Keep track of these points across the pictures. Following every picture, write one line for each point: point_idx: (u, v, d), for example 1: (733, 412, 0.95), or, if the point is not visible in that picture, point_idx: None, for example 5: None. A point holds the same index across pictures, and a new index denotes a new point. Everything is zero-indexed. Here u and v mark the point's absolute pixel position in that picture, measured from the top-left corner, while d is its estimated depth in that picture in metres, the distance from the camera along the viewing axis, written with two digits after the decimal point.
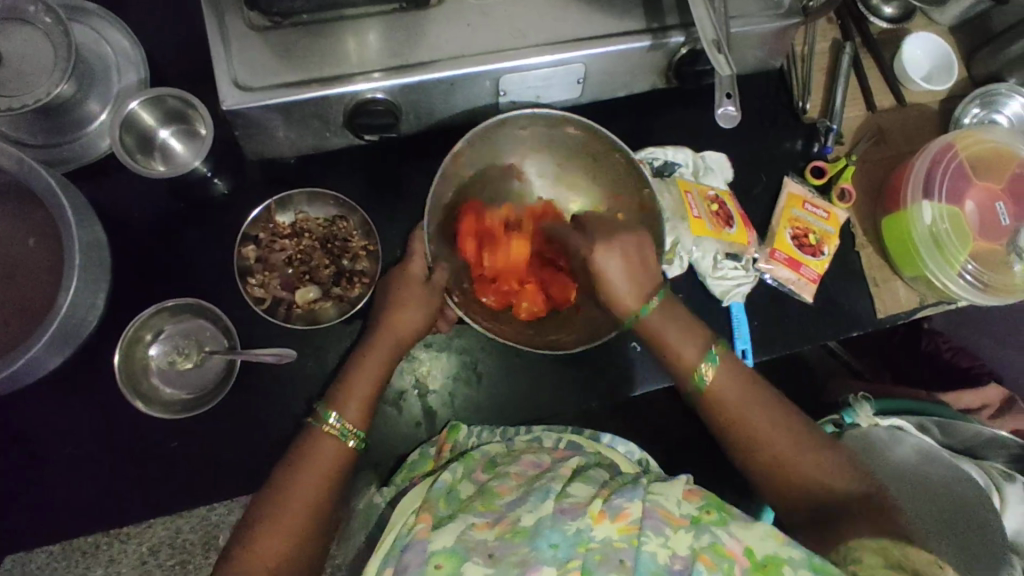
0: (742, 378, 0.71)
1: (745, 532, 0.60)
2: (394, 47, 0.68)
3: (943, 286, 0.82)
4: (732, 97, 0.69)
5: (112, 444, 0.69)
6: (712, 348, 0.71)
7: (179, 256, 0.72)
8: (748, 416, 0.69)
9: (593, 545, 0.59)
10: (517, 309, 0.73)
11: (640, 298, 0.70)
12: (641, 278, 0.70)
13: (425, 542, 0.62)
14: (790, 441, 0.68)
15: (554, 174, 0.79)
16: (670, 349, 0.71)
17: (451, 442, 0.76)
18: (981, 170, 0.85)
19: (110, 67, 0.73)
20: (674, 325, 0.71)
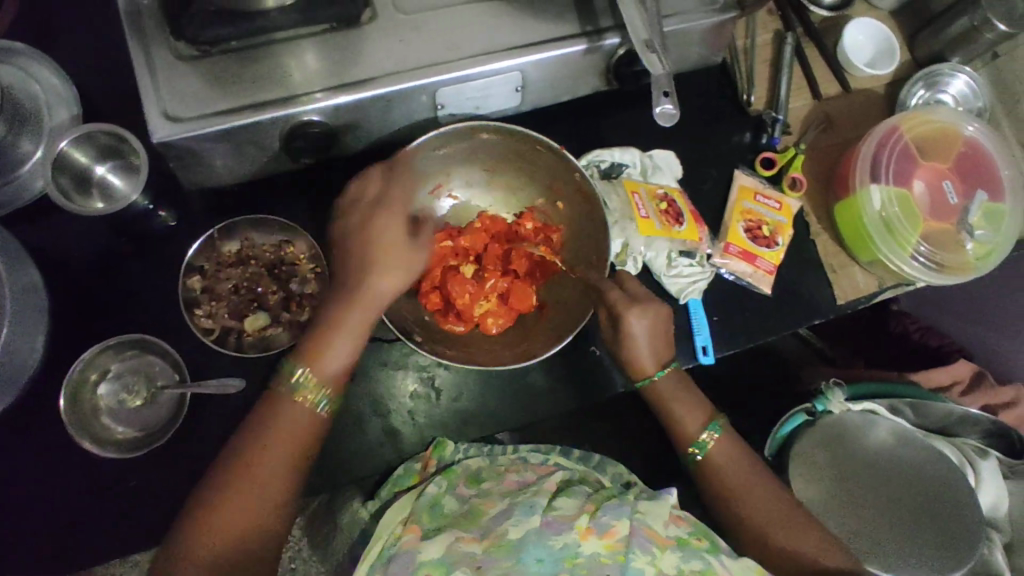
0: (738, 456, 0.72)
1: (731, 563, 0.61)
2: (328, 67, 0.67)
3: (897, 269, 0.83)
4: (670, 95, 0.69)
5: (60, 487, 0.67)
6: (716, 419, 0.74)
7: (119, 292, 0.71)
8: (742, 481, 0.70)
9: (580, 560, 0.58)
10: (485, 329, 0.76)
11: (657, 362, 0.74)
12: (660, 347, 0.74)
13: (413, 552, 0.61)
14: (744, 467, 0.71)
15: (490, 180, 0.82)
16: (670, 416, 0.74)
17: (437, 458, 0.75)
18: (926, 151, 0.86)
19: (40, 105, 0.72)
20: (682, 403, 0.74)
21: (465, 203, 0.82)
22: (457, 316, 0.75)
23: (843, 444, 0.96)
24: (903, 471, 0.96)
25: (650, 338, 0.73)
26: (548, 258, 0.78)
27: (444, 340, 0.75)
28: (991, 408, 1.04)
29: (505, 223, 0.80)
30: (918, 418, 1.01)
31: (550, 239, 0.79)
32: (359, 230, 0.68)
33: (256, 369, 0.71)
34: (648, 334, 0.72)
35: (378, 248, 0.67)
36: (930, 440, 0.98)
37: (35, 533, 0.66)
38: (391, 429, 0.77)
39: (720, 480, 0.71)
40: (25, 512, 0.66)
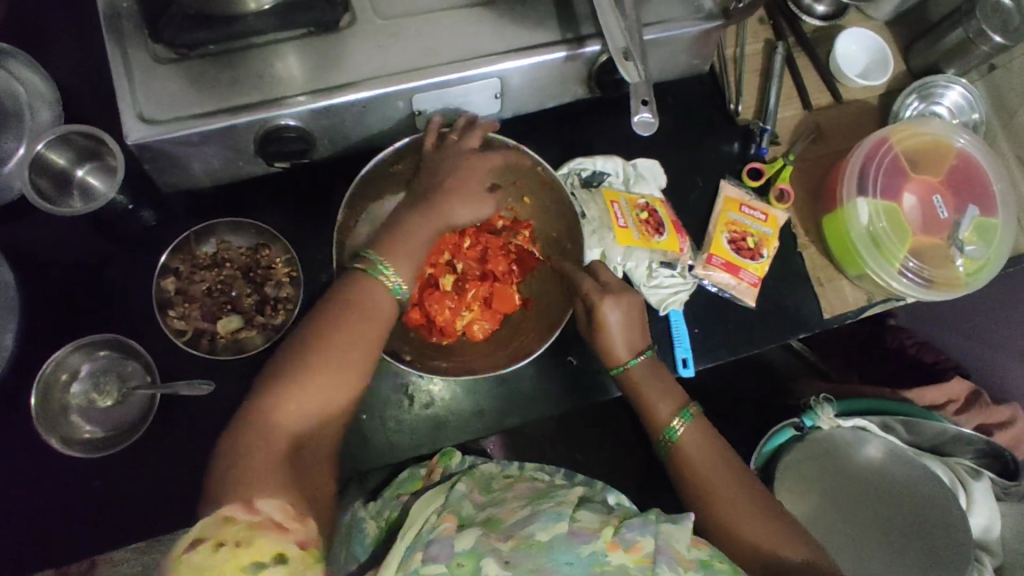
0: (713, 451, 0.71)
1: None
2: (304, 71, 0.67)
3: (884, 284, 0.81)
4: (649, 104, 0.69)
5: (28, 486, 0.67)
6: (687, 406, 0.72)
7: (94, 292, 0.72)
8: (709, 482, 0.68)
9: (608, 568, 0.58)
10: (472, 335, 0.75)
11: (630, 350, 0.73)
12: (637, 332, 0.73)
13: (450, 539, 0.62)
14: (724, 477, 0.69)
15: None
16: (646, 406, 0.73)
17: (442, 466, 0.76)
18: (916, 164, 0.84)
19: (22, 105, 0.73)
20: (652, 383, 0.73)
21: None
22: (441, 329, 0.74)
23: (835, 460, 0.95)
24: (890, 490, 0.94)
25: (627, 331, 0.72)
26: (525, 251, 0.78)
27: (435, 352, 0.74)
28: (986, 428, 1.02)
29: None
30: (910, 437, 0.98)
31: (522, 232, 0.78)
32: (445, 158, 0.71)
33: (229, 372, 0.71)
34: (624, 321, 0.72)
35: (448, 178, 0.71)
36: (922, 458, 0.96)
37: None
38: (363, 435, 0.76)
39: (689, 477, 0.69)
40: None
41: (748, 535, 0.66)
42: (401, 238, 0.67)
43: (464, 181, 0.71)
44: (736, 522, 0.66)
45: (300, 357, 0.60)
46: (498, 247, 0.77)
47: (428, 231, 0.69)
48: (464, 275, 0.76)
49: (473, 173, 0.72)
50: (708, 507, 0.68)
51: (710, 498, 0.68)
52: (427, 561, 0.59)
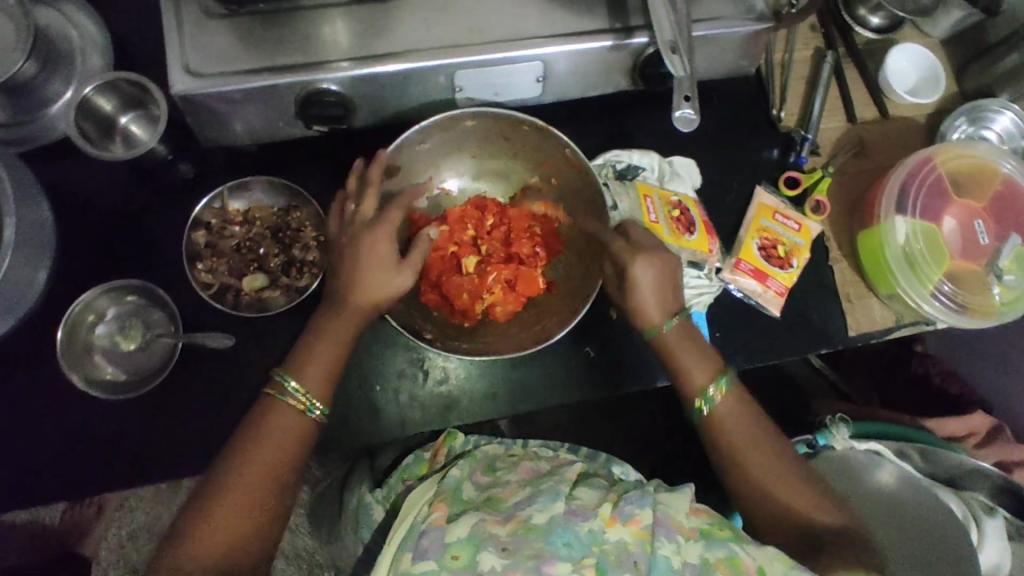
0: (746, 416, 0.69)
1: (756, 550, 0.60)
2: (350, 37, 0.67)
3: (916, 306, 0.79)
4: (691, 100, 0.68)
5: (47, 421, 0.69)
6: (723, 373, 0.70)
7: (128, 238, 0.73)
8: (738, 444, 0.68)
9: (608, 546, 0.59)
10: (494, 317, 0.75)
11: (664, 311, 0.70)
12: (669, 294, 0.70)
13: (442, 530, 0.61)
14: (758, 444, 0.68)
15: (478, 166, 0.80)
16: (681, 372, 0.71)
17: (446, 448, 0.78)
18: (961, 187, 0.82)
19: (74, 51, 0.74)
20: (689, 350, 0.70)
21: (456, 194, 0.81)
22: (463, 309, 0.74)
23: (847, 479, 0.93)
24: (903, 512, 0.90)
25: (652, 287, 0.69)
26: (548, 238, 0.78)
27: (456, 333, 0.74)
28: (1005, 465, 0.99)
29: (498, 205, 0.79)
30: (926, 465, 0.97)
31: (549, 223, 0.79)
32: (353, 239, 0.67)
33: (252, 329, 0.72)
34: (649, 287, 0.69)
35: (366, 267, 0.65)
36: (934, 488, 0.93)
37: (15, 463, 0.68)
38: (376, 407, 0.76)
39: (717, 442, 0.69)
40: (10, 442, 0.68)
41: (780, 496, 0.66)
42: (312, 346, 0.65)
43: (374, 266, 0.65)
44: (766, 480, 0.66)
45: (210, 491, 0.59)
46: (522, 231, 0.77)
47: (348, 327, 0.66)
48: (487, 256, 0.75)
49: (383, 260, 0.65)
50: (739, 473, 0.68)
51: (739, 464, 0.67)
52: (417, 559, 0.59)
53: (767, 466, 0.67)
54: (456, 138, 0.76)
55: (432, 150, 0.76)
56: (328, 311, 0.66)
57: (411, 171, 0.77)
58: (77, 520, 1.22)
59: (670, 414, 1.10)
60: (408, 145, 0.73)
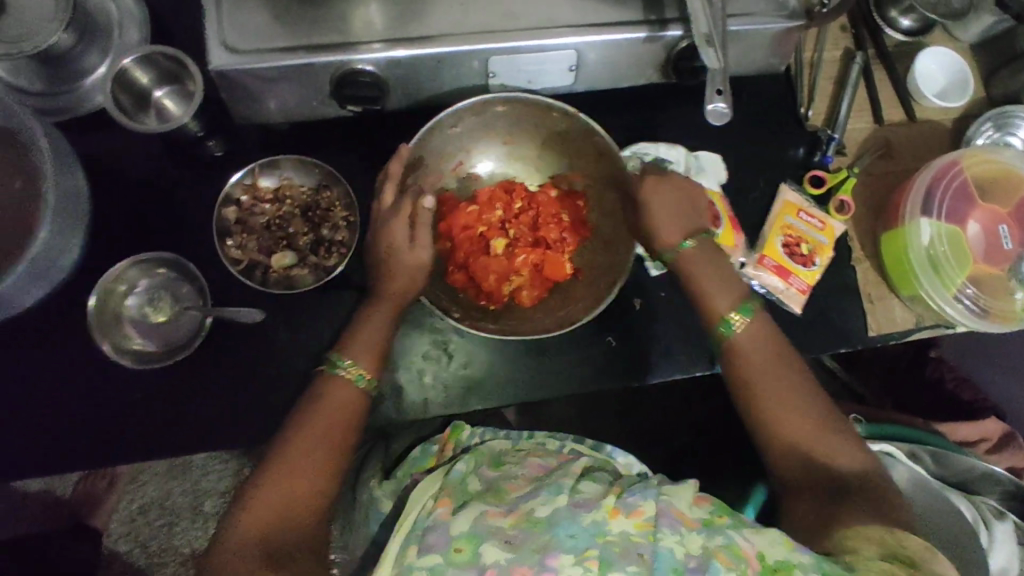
0: (770, 349, 0.69)
1: (757, 536, 0.59)
2: (387, 20, 0.68)
3: (937, 308, 0.80)
4: (724, 94, 0.68)
5: (76, 388, 0.70)
6: (747, 300, 0.71)
7: (161, 212, 0.74)
8: (756, 372, 0.68)
9: (611, 538, 0.58)
10: (519, 301, 0.76)
11: (682, 232, 0.72)
12: (686, 215, 0.72)
13: (446, 524, 0.62)
14: (785, 381, 0.68)
15: (507, 152, 0.81)
16: (704, 295, 0.71)
17: (453, 441, 0.82)
18: (987, 192, 0.82)
19: (112, 24, 0.75)
20: (711, 272, 0.71)
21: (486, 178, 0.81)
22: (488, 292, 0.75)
23: None
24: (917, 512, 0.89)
25: (665, 202, 0.72)
26: (576, 227, 0.78)
27: (482, 315, 0.75)
28: (1016, 472, 1.00)
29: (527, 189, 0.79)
30: (937, 467, 0.97)
31: (575, 205, 0.79)
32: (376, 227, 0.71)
33: (280, 306, 0.73)
34: (659, 206, 0.72)
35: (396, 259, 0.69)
36: (944, 491, 0.93)
37: (44, 429, 0.69)
38: (398, 388, 0.77)
39: (735, 369, 0.69)
40: (40, 408, 0.69)
41: (805, 442, 0.66)
42: (357, 332, 0.69)
43: (396, 253, 0.69)
44: (786, 413, 0.66)
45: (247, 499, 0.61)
46: (551, 215, 0.77)
47: (388, 311, 0.69)
48: (515, 240, 0.75)
49: (398, 241, 0.69)
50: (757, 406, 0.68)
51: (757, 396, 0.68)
52: (423, 552, 0.60)
53: (783, 396, 0.67)
54: (486, 122, 0.77)
55: (461, 134, 0.77)
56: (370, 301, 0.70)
57: (441, 156, 0.77)
58: (88, 492, 1.24)
59: (683, 409, 1.10)
60: (440, 129, 0.73)
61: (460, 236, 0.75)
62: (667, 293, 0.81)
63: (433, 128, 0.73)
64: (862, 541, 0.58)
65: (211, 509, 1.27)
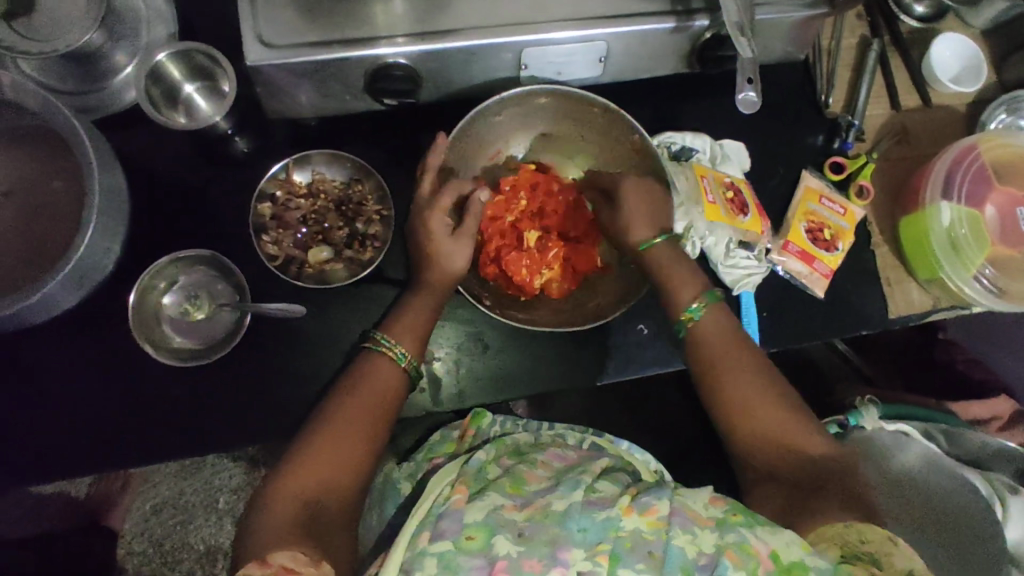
0: (730, 335, 0.72)
1: (772, 536, 0.58)
2: (417, 13, 0.67)
3: (957, 289, 0.82)
4: (754, 82, 0.70)
5: (120, 385, 0.71)
6: (711, 291, 0.74)
7: (196, 209, 0.74)
8: (721, 368, 0.70)
9: (624, 533, 0.59)
10: (549, 293, 0.76)
11: (654, 227, 0.74)
12: (656, 211, 0.74)
13: (461, 512, 0.62)
14: (746, 368, 0.70)
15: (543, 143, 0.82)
16: (671, 287, 0.74)
17: (474, 428, 0.79)
18: (1004, 175, 0.83)
19: (140, 19, 0.74)
20: (677, 268, 0.74)
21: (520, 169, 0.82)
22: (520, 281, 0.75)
23: (872, 460, 0.95)
24: (929, 494, 0.92)
25: (638, 202, 0.74)
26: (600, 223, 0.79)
27: (513, 304, 0.76)
28: None
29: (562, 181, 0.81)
30: (951, 446, 0.99)
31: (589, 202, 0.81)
32: (415, 216, 0.73)
33: (315, 300, 0.73)
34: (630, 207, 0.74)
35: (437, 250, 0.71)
36: (961, 468, 0.95)
37: (87, 426, 0.70)
38: (433, 379, 0.78)
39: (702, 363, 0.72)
40: (82, 406, 0.70)
41: (767, 427, 0.68)
42: (400, 315, 0.71)
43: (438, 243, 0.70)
44: (752, 402, 0.69)
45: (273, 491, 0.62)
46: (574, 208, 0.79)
47: (428, 297, 0.71)
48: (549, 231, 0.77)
49: (433, 233, 0.70)
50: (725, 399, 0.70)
51: (720, 388, 0.70)
52: (435, 538, 0.59)
53: (747, 381, 0.69)
54: (530, 112, 0.78)
55: (507, 124, 0.78)
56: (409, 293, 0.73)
57: (483, 143, 0.79)
58: (104, 493, 1.23)
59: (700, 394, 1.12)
60: (482, 117, 0.75)
61: (492, 225, 0.76)
62: None
63: (474, 119, 0.74)
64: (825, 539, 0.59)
65: (226, 507, 1.26)
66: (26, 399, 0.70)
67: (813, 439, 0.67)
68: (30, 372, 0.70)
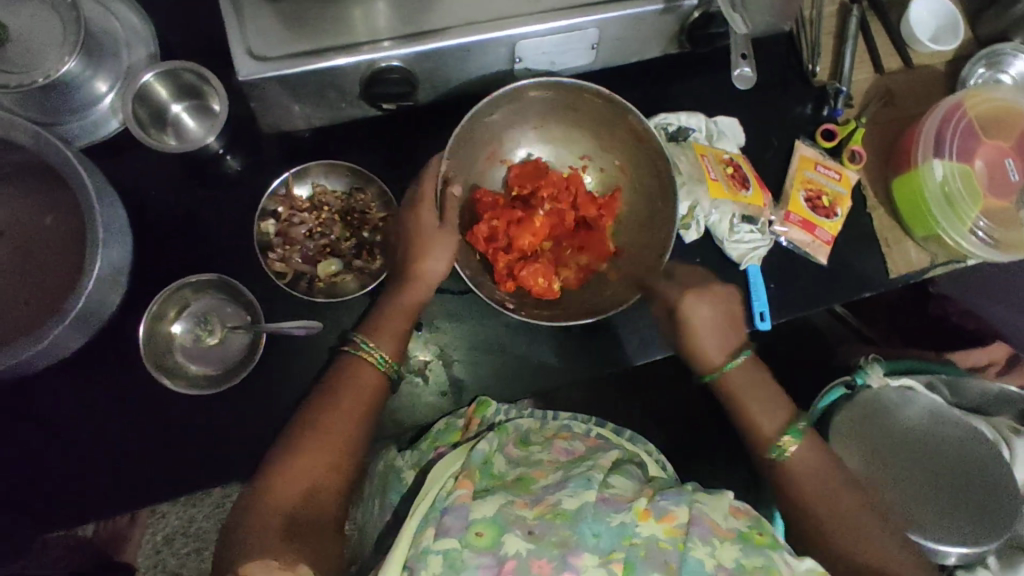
0: (819, 458, 0.74)
1: (796, 563, 0.61)
2: (405, 15, 0.66)
3: (954, 244, 0.83)
4: (748, 58, 0.72)
5: (138, 420, 0.69)
6: (796, 424, 0.75)
7: (196, 232, 0.73)
8: (805, 491, 0.72)
9: (638, 540, 0.60)
10: (569, 283, 0.77)
11: (726, 353, 0.76)
12: (727, 333, 0.76)
13: (467, 507, 0.61)
14: (829, 486, 0.72)
15: (539, 137, 0.81)
16: (751, 418, 0.76)
17: (479, 417, 0.76)
18: (989, 129, 0.86)
19: (119, 41, 0.72)
20: (762, 402, 0.76)
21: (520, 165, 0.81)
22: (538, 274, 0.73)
23: (880, 418, 0.95)
24: (939, 451, 0.94)
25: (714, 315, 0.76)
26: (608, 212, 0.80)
27: (532, 301, 0.75)
28: None
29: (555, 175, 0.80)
30: (954, 397, 1.02)
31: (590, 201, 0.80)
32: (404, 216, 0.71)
33: (326, 314, 0.72)
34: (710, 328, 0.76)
35: (437, 245, 0.69)
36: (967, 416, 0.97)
37: (103, 464, 0.69)
38: (454, 381, 0.78)
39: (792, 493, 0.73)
40: (98, 447, 0.69)
41: (850, 544, 0.69)
42: (384, 316, 0.69)
43: (430, 235, 0.69)
44: (844, 522, 0.70)
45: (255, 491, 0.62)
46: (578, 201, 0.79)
47: (414, 296, 0.70)
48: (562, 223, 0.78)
49: (426, 227, 0.69)
50: (806, 514, 0.72)
51: (805, 506, 0.72)
52: (439, 535, 0.59)
53: (833, 499, 0.72)
54: (523, 108, 0.77)
55: (498, 123, 0.77)
56: (395, 284, 0.70)
57: (481, 142, 0.77)
58: (113, 530, 1.20)
59: None
60: (479, 118, 0.73)
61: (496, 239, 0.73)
62: (701, 259, 0.83)
63: (473, 120, 0.72)
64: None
65: None
66: (41, 444, 0.68)
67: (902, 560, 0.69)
68: (43, 415, 0.69)
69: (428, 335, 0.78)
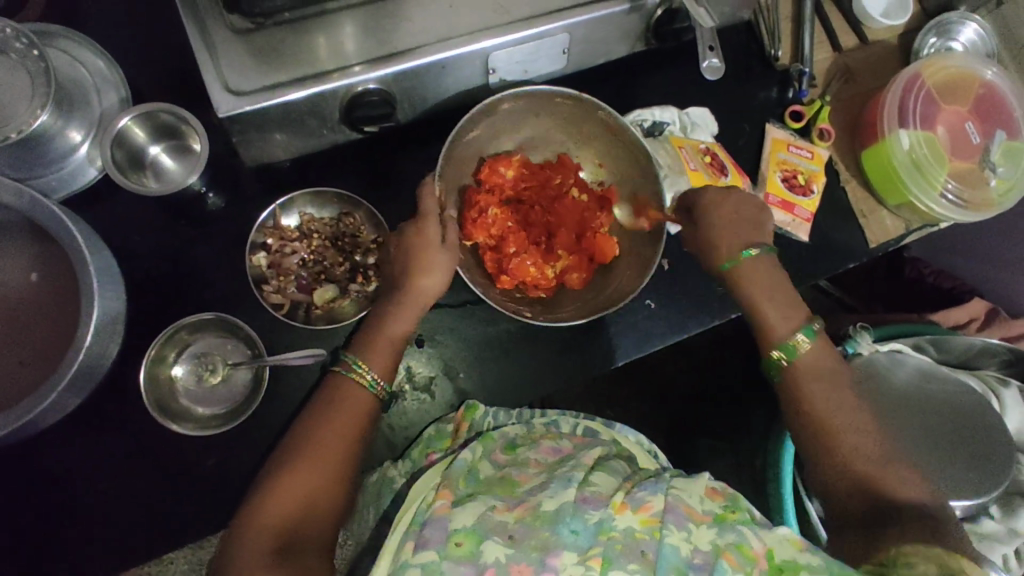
0: (830, 366, 0.72)
1: (766, 533, 0.58)
2: (375, 37, 0.66)
3: (927, 209, 0.86)
4: (714, 49, 0.81)
5: (146, 467, 0.69)
6: (812, 323, 0.73)
7: (186, 274, 0.72)
8: (827, 405, 0.69)
9: (615, 534, 0.57)
10: (571, 285, 0.77)
11: (741, 244, 0.74)
12: (738, 228, 0.75)
13: (445, 519, 0.59)
14: (847, 408, 0.69)
15: (519, 138, 0.81)
16: (766, 317, 0.74)
17: (468, 421, 0.75)
18: (948, 96, 0.89)
19: (88, 89, 0.72)
20: (775, 301, 0.74)
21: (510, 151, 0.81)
22: (538, 283, 0.76)
23: (876, 382, 0.97)
24: (931, 406, 0.96)
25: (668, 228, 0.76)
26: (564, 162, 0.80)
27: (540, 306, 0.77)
28: None
29: (538, 177, 0.79)
30: (940, 354, 1.03)
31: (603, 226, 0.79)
32: (401, 234, 0.70)
33: (327, 340, 0.73)
34: (714, 228, 0.75)
35: (438, 259, 0.68)
36: (955, 373, 1.00)
37: (133, 512, 0.68)
38: (460, 393, 0.79)
39: (790, 398, 0.71)
40: (108, 499, 0.68)
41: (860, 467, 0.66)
42: (381, 333, 0.69)
43: (433, 252, 0.68)
44: (848, 450, 0.67)
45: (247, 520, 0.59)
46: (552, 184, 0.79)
47: (412, 314, 0.69)
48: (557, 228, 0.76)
49: (428, 239, 0.68)
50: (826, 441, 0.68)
51: (832, 436, 0.68)
52: (418, 549, 0.57)
53: (856, 422, 0.69)
54: (501, 119, 0.77)
55: (479, 138, 0.78)
56: (389, 300, 0.70)
57: (462, 159, 0.78)
58: None
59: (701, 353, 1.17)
60: (459, 137, 0.74)
61: (479, 237, 0.75)
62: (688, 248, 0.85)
63: (454, 141, 0.73)
64: (919, 559, 0.56)
65: None
66: (49, 502, 0.67)
67: (913, 487, 0.65)
68: (49, 474, 0.68)
69: (429, 350, 0.79)
